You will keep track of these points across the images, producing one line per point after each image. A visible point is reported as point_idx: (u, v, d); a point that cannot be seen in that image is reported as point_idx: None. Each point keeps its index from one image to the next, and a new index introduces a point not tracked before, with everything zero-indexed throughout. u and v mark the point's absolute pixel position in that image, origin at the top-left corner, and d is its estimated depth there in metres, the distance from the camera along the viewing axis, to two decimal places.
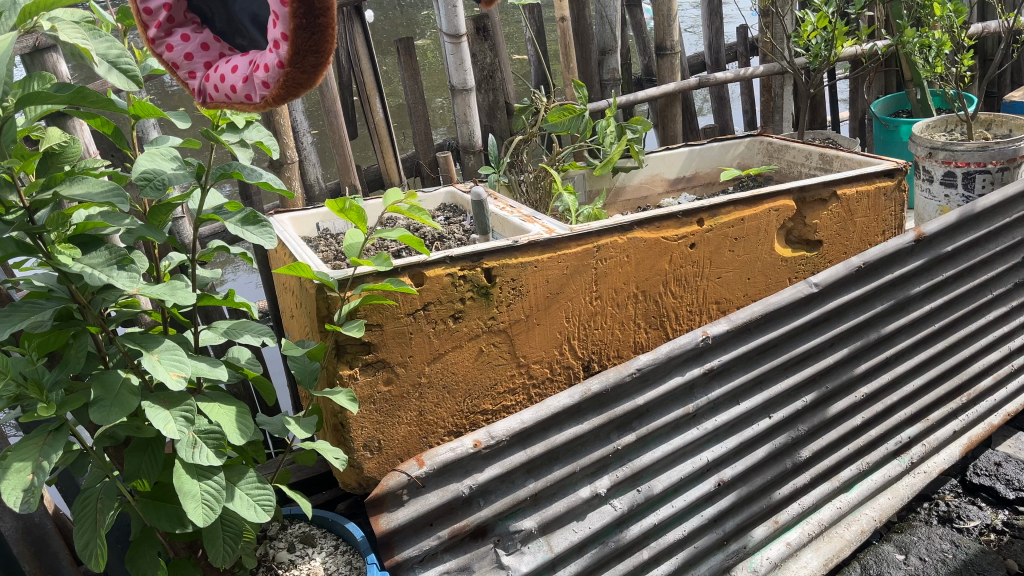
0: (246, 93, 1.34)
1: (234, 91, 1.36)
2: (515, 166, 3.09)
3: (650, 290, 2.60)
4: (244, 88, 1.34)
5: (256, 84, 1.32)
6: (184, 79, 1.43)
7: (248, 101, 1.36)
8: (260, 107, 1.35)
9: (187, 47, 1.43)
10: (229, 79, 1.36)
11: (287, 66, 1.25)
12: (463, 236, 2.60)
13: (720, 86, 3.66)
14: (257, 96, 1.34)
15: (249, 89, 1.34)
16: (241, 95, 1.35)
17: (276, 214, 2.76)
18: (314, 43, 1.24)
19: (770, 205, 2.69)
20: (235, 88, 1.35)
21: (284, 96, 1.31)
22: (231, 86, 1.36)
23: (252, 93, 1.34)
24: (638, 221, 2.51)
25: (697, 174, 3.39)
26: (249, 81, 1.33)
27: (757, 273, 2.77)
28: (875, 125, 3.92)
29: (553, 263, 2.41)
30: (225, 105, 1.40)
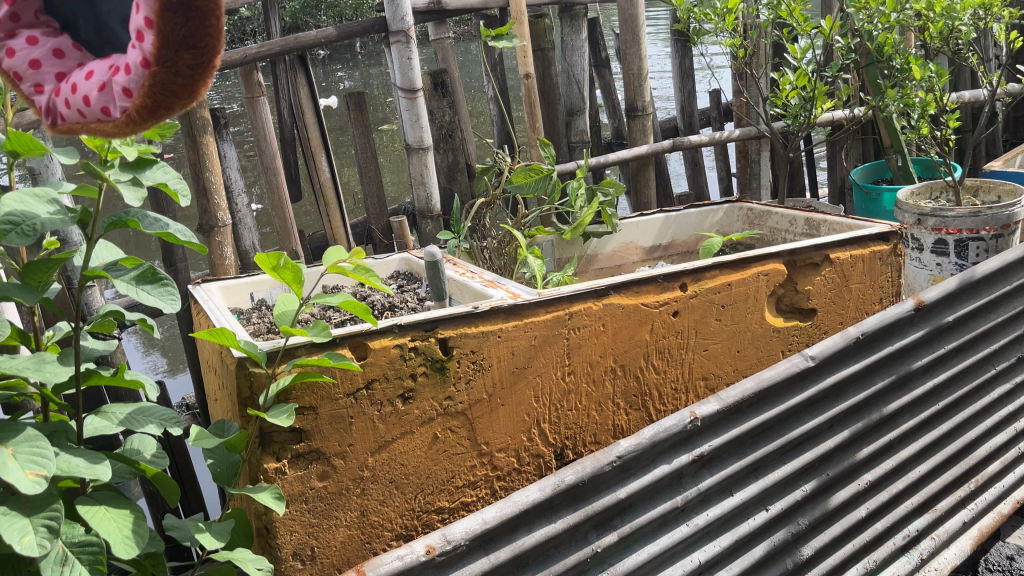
0: (104, 106, 0.96)
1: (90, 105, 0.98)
2: (476, 231, 2.80)
3: (629, 365, 2.28)
4: (102, 100, 0.96)
5: (116, 94, 0.95)
6: (29, 95, 1.06)
7: (108, 119, 0.97)
8: (118, 129, 0.97)
9: (33, 52, 1.05)
10: (84, 89, 0.98)
11: (155, 64, 0.88)
12: (417, 305, 2.29)
13: (695, 150, 3.45)
14: (118, 110, 0.95)
15: (110, 101, 0.96)
16: (97, 107, 0.97)
17: (203, 282, 2.43)
18: (191, 32, 0.87)
19: (759, 269, 2.42)
20: (93, 99, 0.97)
21: (153, 111, 0.93)
22: (86, 97, 0.98)
23: (113, 108, 0.96)
24: (615, 286, 2.22)
25: (673, 243, 3.14)
26: (109, 91, 0.95)
27: (747, 345, 2.46)
28: (856, 192, 3.73)
29: (518, 333, 2.10)
30: (78, 127, 1.02)
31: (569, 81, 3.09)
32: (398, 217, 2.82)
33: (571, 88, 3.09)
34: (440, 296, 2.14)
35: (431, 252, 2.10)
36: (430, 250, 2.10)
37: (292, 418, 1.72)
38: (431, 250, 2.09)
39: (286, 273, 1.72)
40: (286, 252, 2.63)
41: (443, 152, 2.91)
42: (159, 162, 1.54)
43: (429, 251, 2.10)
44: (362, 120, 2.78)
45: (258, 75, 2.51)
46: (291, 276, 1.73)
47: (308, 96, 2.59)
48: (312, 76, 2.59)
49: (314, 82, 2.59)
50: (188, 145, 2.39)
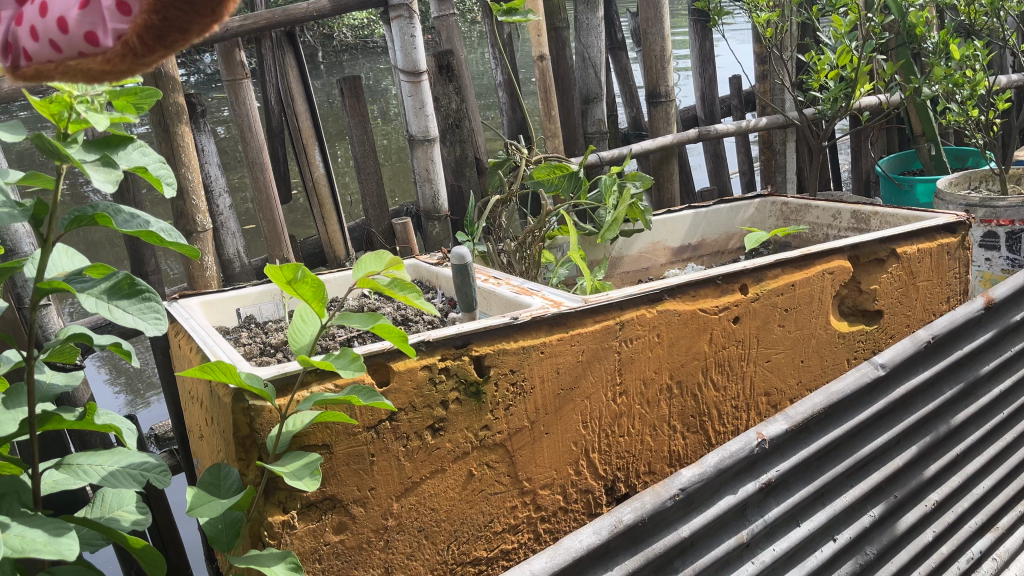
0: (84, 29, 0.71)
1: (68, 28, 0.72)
2: (492, 232, 2.48)
3: (686, 381, 1.97)
4: (82, 23, 0.71)
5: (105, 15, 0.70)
6: None
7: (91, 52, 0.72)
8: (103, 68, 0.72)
9: None
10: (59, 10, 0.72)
11: None
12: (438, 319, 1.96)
13: (718, 141, 3.16)
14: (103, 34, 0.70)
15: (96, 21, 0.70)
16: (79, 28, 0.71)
17: (181, 297, 2.07)
18: None
19: (823, 267, 2.13)
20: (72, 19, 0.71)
21: (158, 35, 0.69)
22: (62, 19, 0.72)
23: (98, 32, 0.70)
24: (669, 289, 1.91)
25: (703, 242, 2.85)
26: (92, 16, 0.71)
27: (811, 354, 2.16)
28: (885, 185, 3.47)
29: (564, 348, 1.77)
30: (52, 67, 0.75)
31: (585, 65, 2.77)
32: (403, 219, 2.49)
33: (586, 74, 2.80)
34: (469, 306, 1.81)
35: (460, 254, 1.76)
36: (459, 252, 1.76)
37: (318, 480, 1.39)
38: (459, 252, 1.76)
39: (308, 288, 1.39)
40: (276, 260, 2.29)
41: (450, 145, 2.59)
42: (137, 142, 1.19)
43: (457, 253, 1.76)
44: (360, 109, 2.45)
45: (241, 54, 2.17)
46: (315, 292, 1.40)
47: (298, 80, 2.26)
48: (302, 57, 2.26)
49: (305, 63, 2.26)
50: (161, 136, 2.04)
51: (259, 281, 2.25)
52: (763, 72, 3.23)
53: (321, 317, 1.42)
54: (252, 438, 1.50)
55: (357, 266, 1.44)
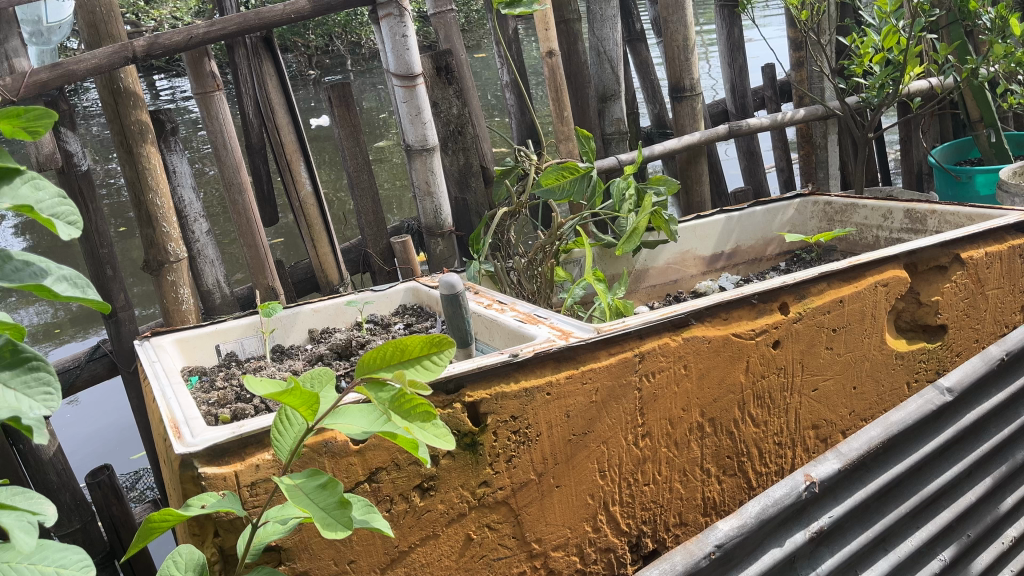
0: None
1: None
2: (499, 248, 2.24)
3: (719, 418, 1.71)
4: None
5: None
6: None
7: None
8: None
9: None
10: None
11: None
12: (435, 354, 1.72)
13: (751, 137, 2.88)
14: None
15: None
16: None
17: (153, 334, 1.87)
18: None
19: (874, 279, 1.85)
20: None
21: None
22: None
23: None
24: (696, 313, 1.65)
25: (738, 249, 2.58)
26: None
27: (865, 379, 1.88)
28: (939, 176, 3.16)
29: (574, 388, 1.54)
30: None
31: (599, 59, 2.52)
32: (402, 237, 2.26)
33: (602, 69, 2.55)
34: (465, 342, 1.57)
35: (449, 284, 1.53)
36: (448, 283, 1.53)
37: None
38: (447, 283, 1.53)
39: (301, 399, 1.05)
40: (260, 289, 2.08)
41: (452, 153, 2.35)
42: (24, 172, 0.91)
43: (446, 283, 1.53)
44: (350, 119, 2.23)
45: (211, 63, 1.95)
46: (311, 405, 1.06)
47: (278, 90, 2.07)
48: (283, 64, 2.07)
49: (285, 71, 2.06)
50: (124, 159, 1.83)
51: (242, 312, 2.04)
52: (800, 59, 2.94)
53: (312, 426, 1.10)
54: (206, 510, 1.28)
55: (361, 363, 1.11)
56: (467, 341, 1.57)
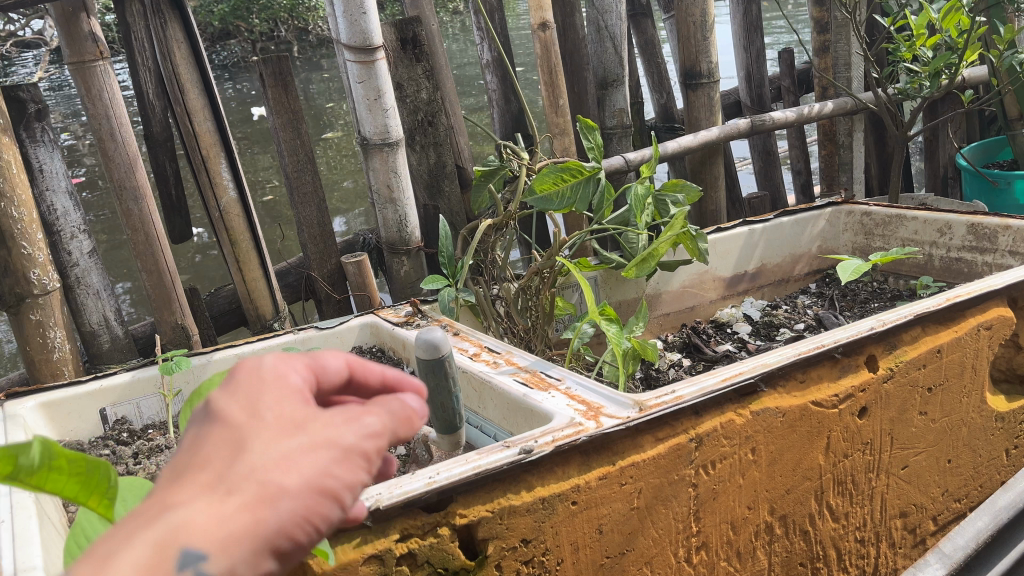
0: (223, 415, 0.53)
1: (200, 491, 0.48)
2: (482, 272, 1.78)
3: (793, 515, 1.27)
4: (240, 384, 0.55)
5: (181, 461, 0.50)
6: None
7: (237, 509, 0.48)
8: (226, 510, 0.47)
9: None
10: (139, 522, 0.46)
11: None
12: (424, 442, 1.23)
13: (769, 134, 2.45)
14: (290, 442, 0.52)
15: (213, 461, 0.50)
16: (251, 424, 0.53)
17: (9, 395, 1.33)
18: None
19: (976, 321, 1.43)
20: (236, 464, 0.50)
21: None
22: (320, 443, 0.53)
23: (251, 411, 0.54)
24: (766, 377, 1.20)
25: (763, 269, 2.15)
26: (297, 492, 0.50)
27: (961, 450, 1.46)
28: (970, 181, 2.77)
29: (610, 492, 1.08)
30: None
31: (599, 37, 2.04)
32: (357, 256, 1.77)
33: (602, 49, 2.08)
34: (453, 427, 1.07)
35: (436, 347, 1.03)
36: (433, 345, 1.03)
37: None
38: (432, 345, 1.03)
39: (86, 481, 0.65)
40: (165, 327, 1.60)
41: (420, 149, 1.87)
42: None
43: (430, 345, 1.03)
44: (289, 103, 1.73)
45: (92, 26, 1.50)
46: (104, 490, 0.66)
47: (190, 63, 1.61)
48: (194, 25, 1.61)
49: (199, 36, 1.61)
50: None
51: (137, 360, 1.57)
52: (824, 43, 2.52)
53: None
54: None
55: None
56: (455, 427, 1.08)
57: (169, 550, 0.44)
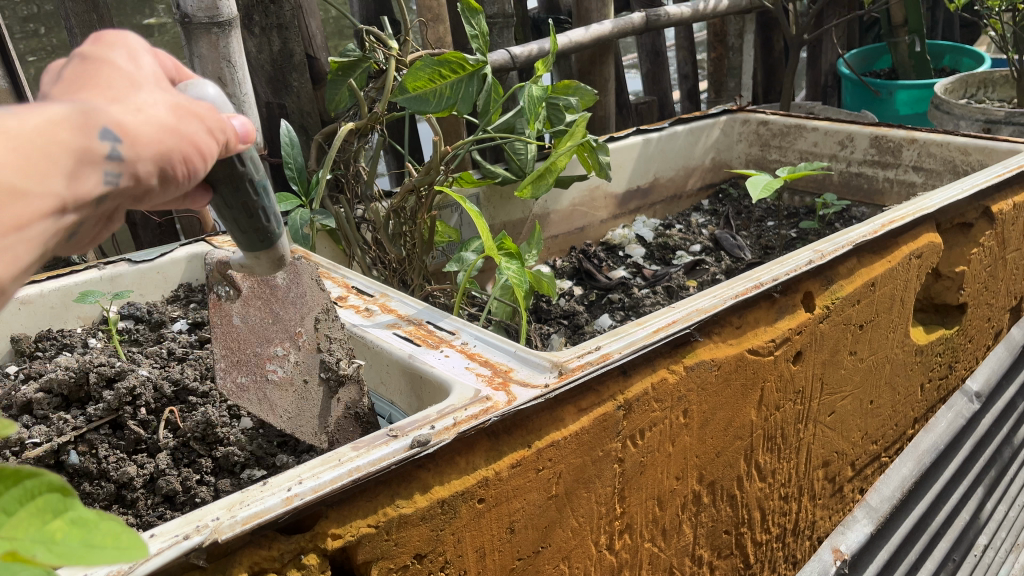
0: (106, 55, 0.48)
1: (103, 100, 0.45)
2: (342, 188, 1.47)
3: (722, 480, 1.09)
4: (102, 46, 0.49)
5: (71, 80, 0.46)
6: None
7: (145, 115, 0.45)
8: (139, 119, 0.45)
9: None
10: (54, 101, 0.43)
11: None
12: (333, 364, 0.94)
13: (659, 32, 2.23)
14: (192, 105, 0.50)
15: (107, 83, 0.46)
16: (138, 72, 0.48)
17: None
18: None
19: (907, 248, 1.28)
20: (135, 91, 0.47)
21: None
22: (193, 113, 0.49)
23: (129, 61, 0.49)
24: (701, 324, 1.00)
25: (656, 183, 1.96)
26: (184, 137, 0.48)
27: (883, 389, 1.33)
28: (850, 91, 2.69)
29: (524, 482, 0.85)
30: (30, 133, 0.39)
31: None
32: None
33: None
34: (271, 240, 0.67)
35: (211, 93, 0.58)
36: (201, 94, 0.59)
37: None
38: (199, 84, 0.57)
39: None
40: None
41: (260, 33, 1.49)
42: None
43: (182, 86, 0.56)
44: None
45: None
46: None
47: None
48: None
49: None
50: None
51: None
52: None
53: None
54: None
55: None
56: (273, 238, 0.67)
57: (84, 123, 0.42)
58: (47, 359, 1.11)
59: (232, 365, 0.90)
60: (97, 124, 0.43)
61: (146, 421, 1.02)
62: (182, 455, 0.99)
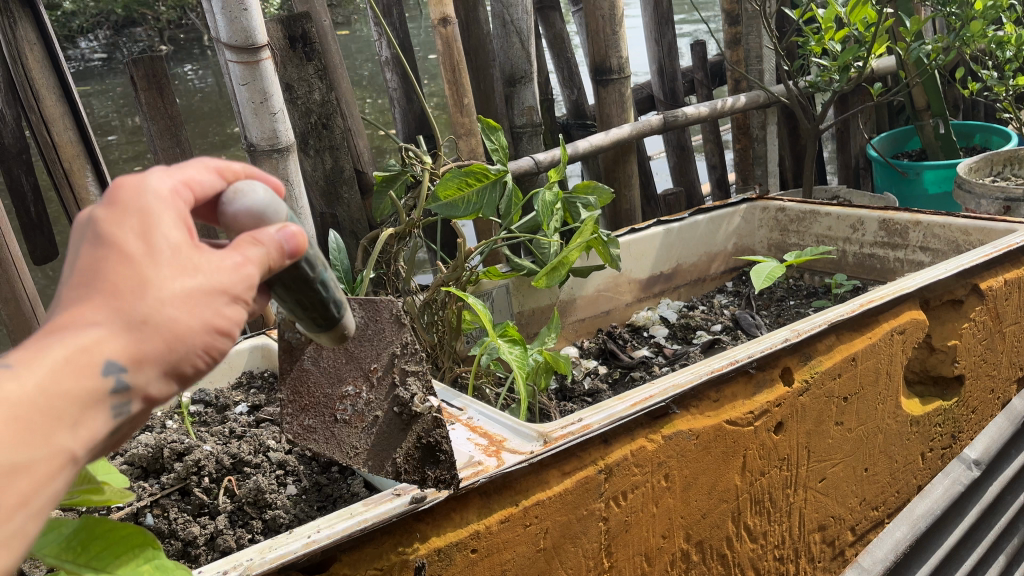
0: (116, 228, 0.51)
1: (103, 320, 0.50)
2: (384, 283, 1.68)
3: (709, 539, 1.21)
4: (119, 200, 0.52)
5: (85, 270, 0.51)
6: None
7: (142, 336, 0.50)
8: (137, 340, 0.50)
9: None
10: (67, 330, 0.49)
11: None
12: (406, 400, 0.99)
13: (682, 129, 2.42)
14: (202, 272, 0.52)
15: (113, 281, 0.50)
16: (142, 252, 0.51)
17: None
18: None
19: (889, 325, 1.39)
20: (144, 292, 0.50)
21: None
22: (215, 290, 0.52)
23: (141, 230, 0.51)
24: (678, 398, 1.14)
25: (679, 269, 2.11)
26: (196, 332, 0.52)
27: (878, 457, 1.42)
28: (879, 172, 2.80)
29: (514, 535, 1.00)
30: (24, 408, 0.46)
31: (505, 31, 2.01)
32: None
33: (508, 44, 2.04)
34: (332, 320, 0.68)
35: (257, 189, 0.60)
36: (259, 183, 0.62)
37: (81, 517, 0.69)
38: (245, 193, 0.59)
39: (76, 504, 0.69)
40: None
41: (314, 154, 1.74)
42: None
43: (233, 191, 0.59)
44: (166, 109, 1.70)
45: None
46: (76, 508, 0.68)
47: (44, 67, 1.59)
48: (47, 24, 1.59)
49: (52, 35, 1.59)
50: None
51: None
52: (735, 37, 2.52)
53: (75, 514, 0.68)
54: None
55: None
56: (336, 321, 0.68)
57: (86, 367, 0.49)
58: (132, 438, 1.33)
59: (304, 409, 1.01)
60: (99, 363, 0.49)
61: (210, 488, 1.22)
62: (238, 518, 1.18)
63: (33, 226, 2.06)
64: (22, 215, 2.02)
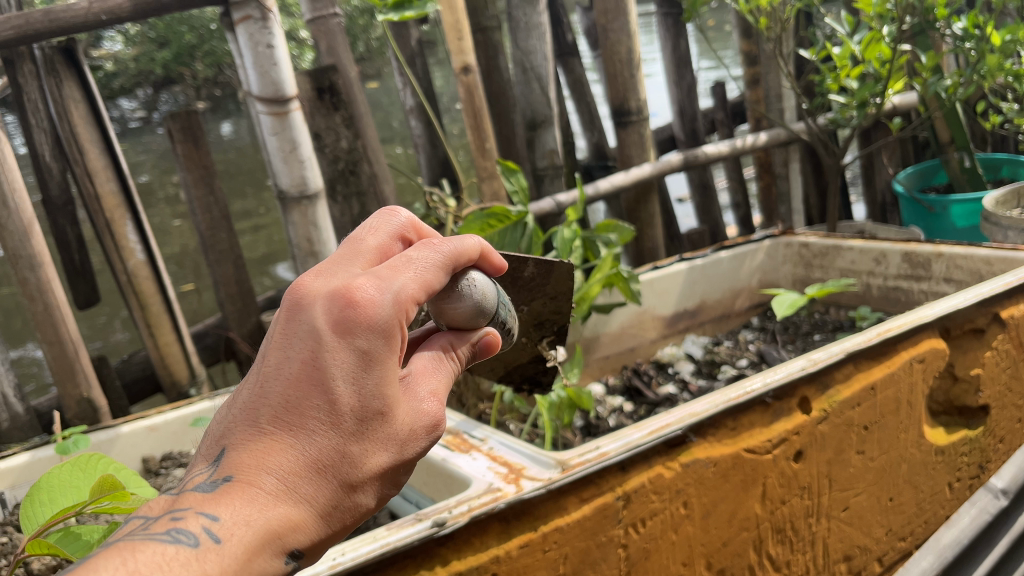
0: (343, 385, 0.64)
1: (300, 498, 0.62)
2: None
3: (731, 568, 1.23)
4: (348, 342, 0.64)
5: (297, 425, 0.63)
6: None
7: (325, 517, 0.64)
8: (322, 520, 0.64)
9: None
10: (271, 507, 0.61)
11: None
12: None
13: (703, 169, 2.47)
14: (390, 449, 0.67)
15: (322, 448, 0.63)
16: (354, 414, 0.64)
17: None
18: None
19: (908, 354, 1.40)
20: (343, 468, 0.64)
21: None
22: (391, 468, 0.68)
23: (359, 394, 0.64)
24: (695, 427, 1.16)
25: (703, 305, 2.14)
26: (363, 510, 0.67)
27: (903, 487, 1.43)
28: (907, 207, 2.80)
29: (533, 560, 1.02)
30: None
31: (526, 77, 2.18)
32: None
33: (530, 90, 2.21)
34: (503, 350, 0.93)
35: (482, 283, 0.83)
36: (482, 275, 0.84)
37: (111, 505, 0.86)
38: (465, 295, 0.80)
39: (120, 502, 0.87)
40: (71, 401, 1.73)
41: (342, 200, 1.81)
42: None
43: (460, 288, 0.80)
44: (201, 159, 1.79)
45: None
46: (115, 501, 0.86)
47: (88, 122, 1.69)
48: (91, 82, 1.69)
49: (96, 94, 1.69)
50: None
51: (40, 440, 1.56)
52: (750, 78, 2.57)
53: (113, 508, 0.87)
54: None
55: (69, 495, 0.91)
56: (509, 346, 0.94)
57: (284, 546, 0.61)
58: (168, 473, 1.39)
59: None
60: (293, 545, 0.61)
61: None
62: None
63: (77, 273, 2.16)
64: (69, 264, 2.14)
